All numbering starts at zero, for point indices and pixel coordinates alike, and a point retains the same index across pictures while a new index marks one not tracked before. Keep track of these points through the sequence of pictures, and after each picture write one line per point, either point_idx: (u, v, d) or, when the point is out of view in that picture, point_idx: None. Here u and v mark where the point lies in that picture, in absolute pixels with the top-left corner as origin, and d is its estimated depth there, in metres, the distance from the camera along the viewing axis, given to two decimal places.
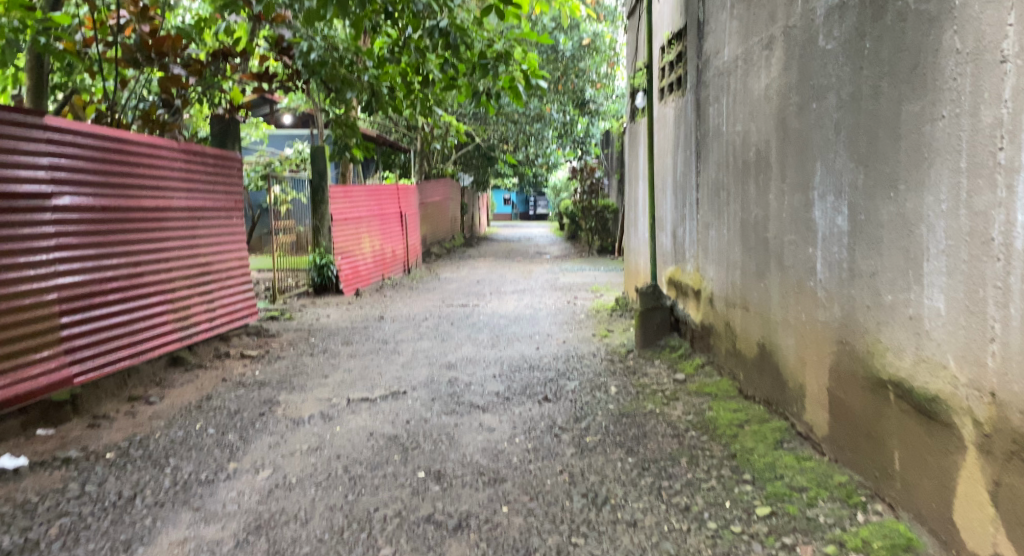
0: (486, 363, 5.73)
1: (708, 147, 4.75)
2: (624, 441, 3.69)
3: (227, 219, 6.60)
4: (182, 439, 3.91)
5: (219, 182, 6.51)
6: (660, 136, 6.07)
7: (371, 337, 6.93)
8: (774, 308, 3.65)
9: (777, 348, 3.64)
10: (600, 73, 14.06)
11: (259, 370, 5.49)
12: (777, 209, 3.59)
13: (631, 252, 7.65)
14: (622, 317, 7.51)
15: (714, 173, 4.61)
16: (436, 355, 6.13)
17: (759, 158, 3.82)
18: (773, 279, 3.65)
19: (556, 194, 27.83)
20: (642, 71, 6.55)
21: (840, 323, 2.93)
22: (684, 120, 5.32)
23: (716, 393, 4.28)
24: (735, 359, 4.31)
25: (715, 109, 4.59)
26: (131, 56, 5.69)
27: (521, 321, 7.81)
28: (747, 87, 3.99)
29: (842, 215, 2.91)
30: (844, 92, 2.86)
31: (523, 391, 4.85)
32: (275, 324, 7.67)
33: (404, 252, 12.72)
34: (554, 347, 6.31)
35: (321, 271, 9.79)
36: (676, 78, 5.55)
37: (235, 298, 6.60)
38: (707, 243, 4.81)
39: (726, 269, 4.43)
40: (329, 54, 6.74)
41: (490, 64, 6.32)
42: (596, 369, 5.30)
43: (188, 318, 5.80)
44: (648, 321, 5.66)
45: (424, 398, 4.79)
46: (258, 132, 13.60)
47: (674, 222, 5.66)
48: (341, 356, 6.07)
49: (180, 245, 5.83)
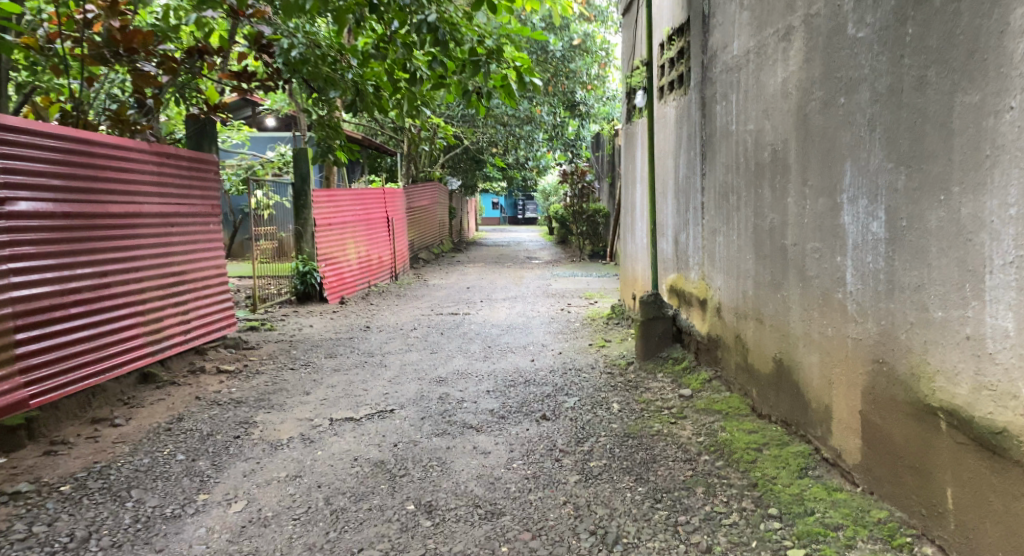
0: (478, 377, 5.41)
1: (715, 147, 4.48)
2: (632, 466, 3.39)
3: (203, 225, 6.26)
4: (147, 467, 3.57)
5: (194, 186, 6.17)
6: (660, 137, 5.81)
7: (356, 349, 6.59)
8: (794, 321, 3.37)
9: (798, 365, 3.34)
10: (590, 75, 13.82)
11: (236, 386, 5.15)
12: (797, 214, 3.31)
13: (627, 257, 7.42)
14: (619, 326, 7.21)
15: (723, 175, 4.34)
16: (425, 368, 5.80)
17: (775, 158, 3.55)
18: (793, 291, 3.36)
19: (545, 198, 27.54)
20: (641, 68, 6.25)
21: (875, 340, 2.65)
22: (687, 120, 5.05)
23: (726, 410, 3.99)
24: (746, 374, 4.02)
25: (723, 107, 4.33)
26: (98, 52, 5.34)
27: (514, 330, 7.49)
28: (760, 82, 3.73)
29: (878, 220, 2.62)
30: (879, 85, 2.58)
31: (520, 408, 4.54)
32: (256, 335, 7.32)
33: (391, 257, 12.38)
34: (550, 358, 6.00)
35: (304, 278, 9.49)
36: (678, 75, 5.32)
37: (211, 308, 6.27)
38: (714, 250, 4.54)
39: (737, 278, 4.14)
40: (312, 51, 6.46)
41: (481, 60, 5.98)
42: (596, 384, 4.99)
43: (159, 331, 5.47)
44: (649, 332, 5.37)
45: (413, 417, 4.47)
46: (240, 134, 13.22)
47: (676, 227, 5.40)
48: (324, 370, 5.73)
49: (152, 254, 5.49)
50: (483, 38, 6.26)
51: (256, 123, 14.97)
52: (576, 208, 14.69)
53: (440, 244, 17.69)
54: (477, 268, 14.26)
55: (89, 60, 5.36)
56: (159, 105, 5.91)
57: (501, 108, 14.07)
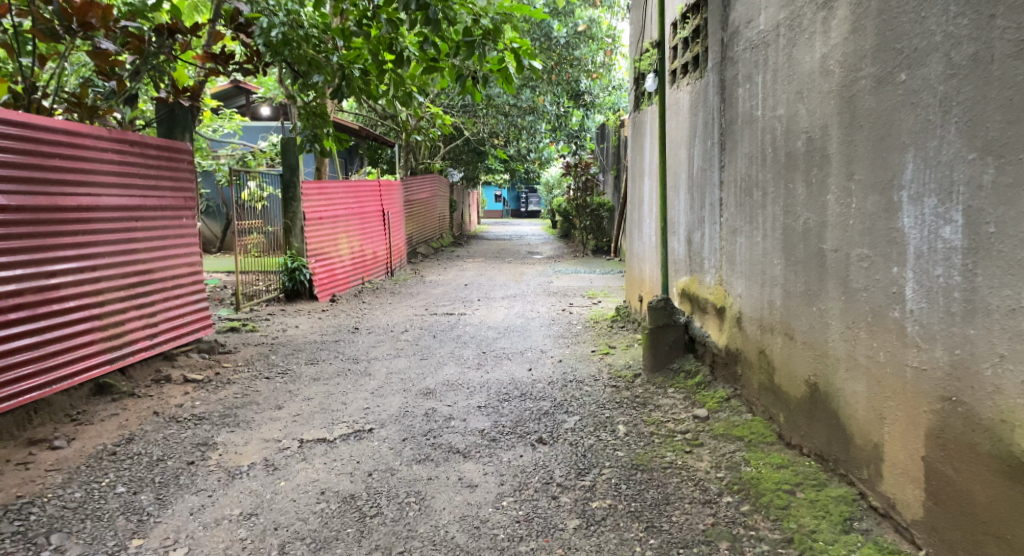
0: (470, 389, 4.92)
1: (737, 137, 3.98)
2: (641, 510, 2.90)
3: (175, 220, 5.76)
4: (77, 504, 3.11)
5: (165, 176, 5.66)
6: (672, 126, 5.31)
7: (341, 354, 6.10)
8: (833, 340, 2.88)
9: (838, 393, 2.85)
10: (596, 63, 13.31)
11: (201, 399, 4.67)
12: (839, 215, 2.82)
13: (634, 256, 6.94)
14: (624, 330, 6.69)
15: (746, 168, 3.84)
16: (413, 378, 5.30)
17: (810, 148, 3.06)
18: (832, 304, 2.87)
19: (548, 190, 26.93)
20: (651, 51, 5.76)
21: (945, 373, 2.19)
22: (703, 105, 4.56)
23: (749, 437, 3.52)
24: (773, 397, 3.54)
25: (746, 90, 3.84)
26: (49, 28, 4.82)
27: (512, 333, 6.97)
28: (793, 59, 3.23)
29: (952, 226, 2.16)
30: (956, 55, 2.12)
31: (513, 429, 4.04)
32: (236, 337, 6.84)
33: (387, 253, 11.86)
34: (549, 367, 5.51)
35: (292, 275, 9.00)
36: (693, 57, 4.83)
37: (183, 309, 5.76)
38: (734, 252, 4.04)
39: (762, 285, 3.66)
40: (293, 30, 5.96)
41: (475, 42, 5.57)
42: (600, 400, 4.50)
43: (121, 336, 4.99)
44: (659, 341, 4.87)
45: (394, 438, 3.98)
46: (231, 123, 12.70)
47: (689, 225, 4.90)
48: (302, 380, 5.23)
49: (114, 253, 5.00)
50: (478, 17, 5.76)
51: (249, 112, 14.46)
52: (579, 202, 14.16)
53: (439, 238, 17.14)
54: (477, 264, 13.74)
55: (40, 36, 4.87)
56: (123, 88, 5.41)
57: (502, 97, 13.51)
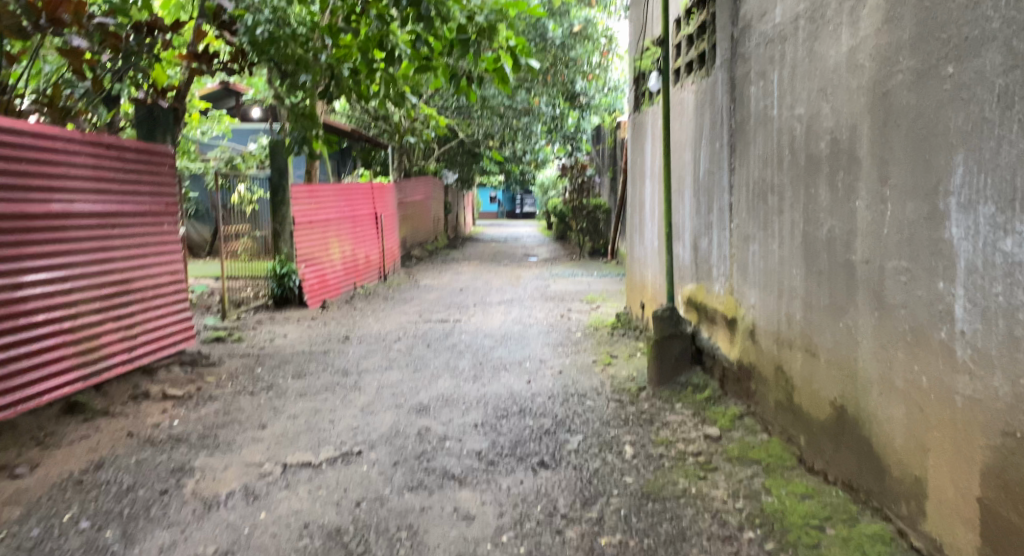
0: (465, 405, 4.64)
1: (749, 137, 3.73)
2: (654, 549, 2.67)
3: (155, 227, 5.47)
4: (33, 544, 2.87)
5: (143, 180, 5.37)
6: (676, 127, 5.06)
7: (330, 367, 5.82)
8: (863, 360, 2.62)
9: (869, 419, 2.59)
10: (592, 64, 13.07)
11: (179, 418, 4.37)
12: (870, 222, 2.57)
13: (635, 262, 6.68)
14: (625, 338, 6.42)
15: (760, 171, 3.59)
16: (405, 392, 5.03)
17: (835, 150, 2.81)
18: (863, 319, 2.62)
19: (543, 191, 26.65)
20: (653, 49, 5.51)
21: (1008, 404, 1.96)
22: (710, 104, 4.31)
23: (766, 460, 3.27)
24: (792, 416, 3.28)
25: (760, 88, 3.59)
26: (15, 25, 4.44)
27: (509, 342, 6.70)
28: (814, 54, 2.99)
29: (1014, 237, 1.94)
30: (1017, 41, 1.91)
31: (513, 451, 3.78)
32: (220, 347, 6.55)
33: (379, 257, 11.57)
34: (549, 379, 5.25)
35: (281, 281, 8.70)
36: (698, 55, 4.59)
37: (163, 320, 5.48)
38: (747, 261, 3.78)
39: (778, 297, 3.40)
40: (280, 28, 5.72)
41: (470, 40, 5.28)
42: (604, 417, 4.24)
43: (97, 351, 4.72)
44: (665, 354, 4.61)
45: (384, 461, 3.72)
46: (220, 125, 12.39)
47: (696, 230, 4.65)
48: (288, 395, 4.95)
49: (88, 263, 4.73)
50: (472, 13, 5.48)
51: (239, 114, 14.16)
52: (575, 204, 13.89)
53: (434, 241, 16.86)
54: (472, 267, 13.46)
55: (8, 35, 4.51)
56: (98, 89, 5.13)
57: (498, 98, 13.23)
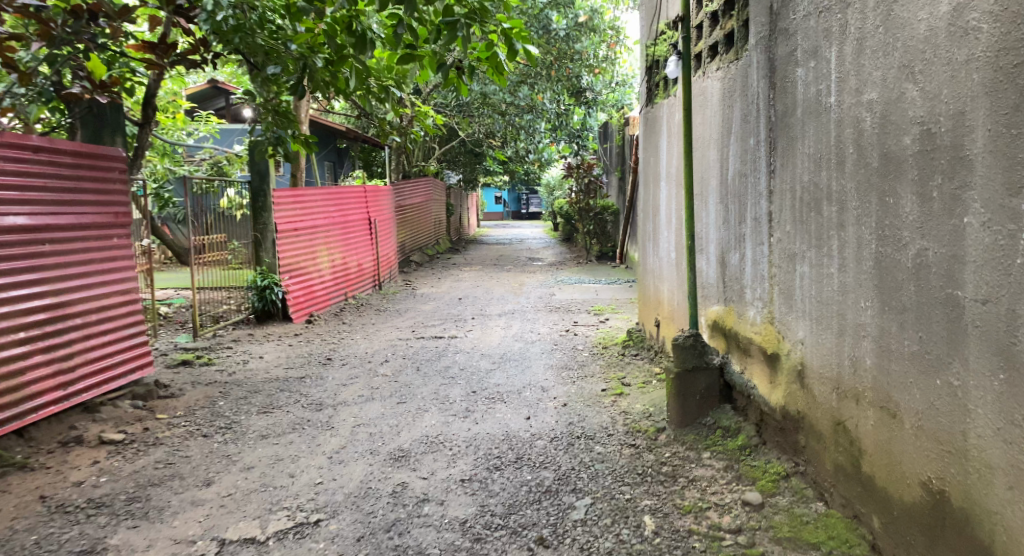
0: (453, 451, 3.94)
1: (795, 132, 3.01)
2: None
3: (103, 239, 4.77)
4: None
5: (86, 187, 4.67)
6: (697, 122, 4.36)
7: (303, 397, 5.13)
8: (977, 438, 1.94)
9: (986, 519, 1.92)
10: (598, 57, 12.39)
11: (109, 472, 3.67)
12: (992, 248, 1.89)
13: (648, 273, 5.97)
14: (638, 360, 5.71)
15: (811, 175, 2.88)
16: (385, 431, 4.33)
17: (927, 146, 2.11)
18: (977, 382, 1.94)
19: (549, 190, 25.86)
20: (673, 31, 4.82)
21: None
22: (742, 92, 3.60)
23: (828, 546, 2.60)
24: (860, 489, 2.58)
25: (810, 68, 2.87)
26: None
27: (508, 364, 5.96)
28: (891, 20, 2.28)
29: None
30: None
31: (507, 520, 3.10)
32: (185, 373, 5.84)
33: (373, 265, 10.86)
34: (552, 414, 4.53)
35: (262, 294, 7.97)
36: (725, 36, 3.89)
37: (111, 347, 4.76)
38: (793, 286, 3.07)
39: (839, 336, 2.70)
40: (245, 15, 5.08)
41: (458, 23, 4.52)
42: (619, 471, 3.55)
43: (16, 392, 4.02)
44: (688, 391, 3.90)
45: (351, 533, 3.05)
46: (207, 126, 11.63)
47: (723, 244, 3.95)
48: (247, 438, 4.25)
49: (10, 286, 4.05)
50: None
51: (228, 113, 13.45)
52: (582, 205, 13.14)
53: (434, 244, 16.12)
54: (473, 273, 12.75)
55: None
56: (27, 83, 4.47)
57: (498, 93, 12.68)
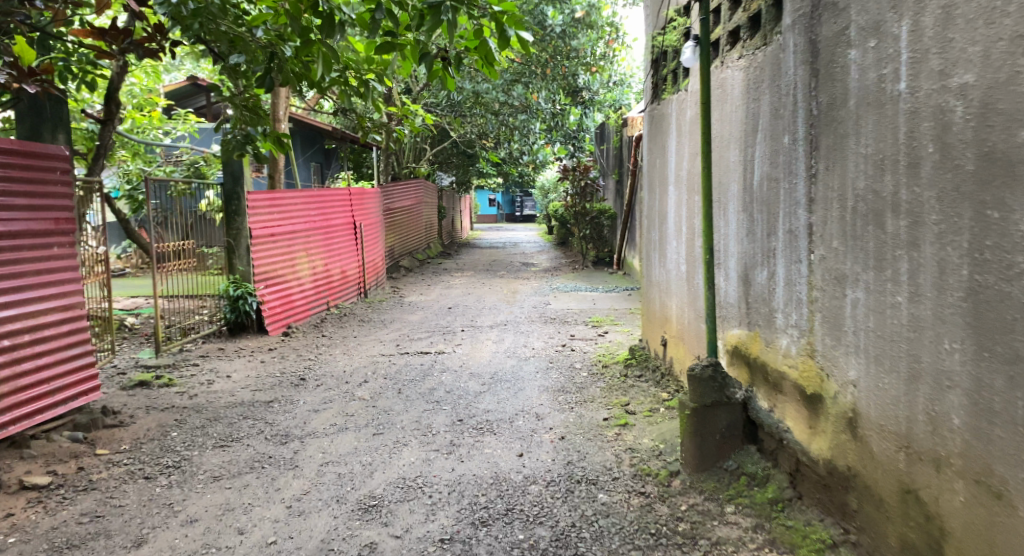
0: (435, 498, 3.39)
1: (846, 126, 2.47)
2: None
3: (39, 249, 4.19)
4: None
5: (18, 189, 4.08)
6: (715, 119, 3.81)
7: (269, 427, 4.55)
8: None
9: None
10: (595, 54, 11.81)
11: (23, 529, 3.15)
12: None
13: (654, 285, 5.41)
14: (643, 383, 5.15)
15: (869, 180, 2.34)
16: (358, 471, 3.77)
17: None
18: None
19: (546, 193, 25.25)
20: (685, 19, 4.28)
21: None
22: (772, 82, 3.06)
23: None
24: None
25: (869, 47, 2.32)
26: None
27: (499, 387, 5.39)
28: None
29: None
30: None
31: None
32: (140, 396, 5.26)
33: (358, 271, 10.26)
34: (547, 450, 3.97)
35: (235, 304, 7.34)
36: (750, 18, 3.35)
37: (49, 372, 4.16)
38: (843, 317, 2.52)
39: (908, 383, 2.16)
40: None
41: (443, 6, 3.93)
42: (627, 529, 3.00)
43: None
44: (706, 432, 3.33)
45: None
46: (186, 124, 10.83)
47: (747, 259, 3.40)
48: (196, 479, 3.69)
49: None
50: None
51: (208, 112, 12.81)
52: (578, 209, 12.58)
53: (425, 249, 15.52)
54: (465, 279, 12.18)
55: None
56: None
57: (491, 92, 12.11)
